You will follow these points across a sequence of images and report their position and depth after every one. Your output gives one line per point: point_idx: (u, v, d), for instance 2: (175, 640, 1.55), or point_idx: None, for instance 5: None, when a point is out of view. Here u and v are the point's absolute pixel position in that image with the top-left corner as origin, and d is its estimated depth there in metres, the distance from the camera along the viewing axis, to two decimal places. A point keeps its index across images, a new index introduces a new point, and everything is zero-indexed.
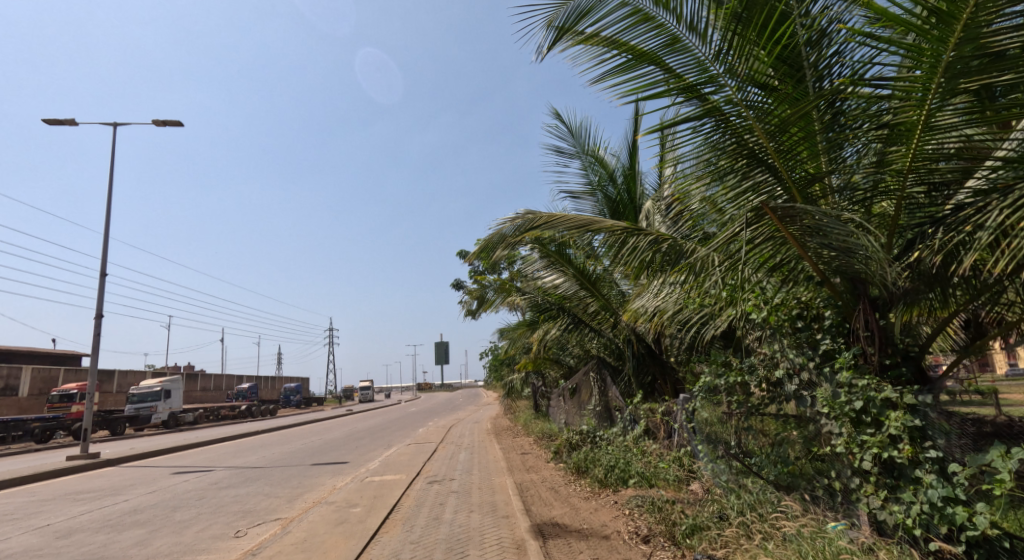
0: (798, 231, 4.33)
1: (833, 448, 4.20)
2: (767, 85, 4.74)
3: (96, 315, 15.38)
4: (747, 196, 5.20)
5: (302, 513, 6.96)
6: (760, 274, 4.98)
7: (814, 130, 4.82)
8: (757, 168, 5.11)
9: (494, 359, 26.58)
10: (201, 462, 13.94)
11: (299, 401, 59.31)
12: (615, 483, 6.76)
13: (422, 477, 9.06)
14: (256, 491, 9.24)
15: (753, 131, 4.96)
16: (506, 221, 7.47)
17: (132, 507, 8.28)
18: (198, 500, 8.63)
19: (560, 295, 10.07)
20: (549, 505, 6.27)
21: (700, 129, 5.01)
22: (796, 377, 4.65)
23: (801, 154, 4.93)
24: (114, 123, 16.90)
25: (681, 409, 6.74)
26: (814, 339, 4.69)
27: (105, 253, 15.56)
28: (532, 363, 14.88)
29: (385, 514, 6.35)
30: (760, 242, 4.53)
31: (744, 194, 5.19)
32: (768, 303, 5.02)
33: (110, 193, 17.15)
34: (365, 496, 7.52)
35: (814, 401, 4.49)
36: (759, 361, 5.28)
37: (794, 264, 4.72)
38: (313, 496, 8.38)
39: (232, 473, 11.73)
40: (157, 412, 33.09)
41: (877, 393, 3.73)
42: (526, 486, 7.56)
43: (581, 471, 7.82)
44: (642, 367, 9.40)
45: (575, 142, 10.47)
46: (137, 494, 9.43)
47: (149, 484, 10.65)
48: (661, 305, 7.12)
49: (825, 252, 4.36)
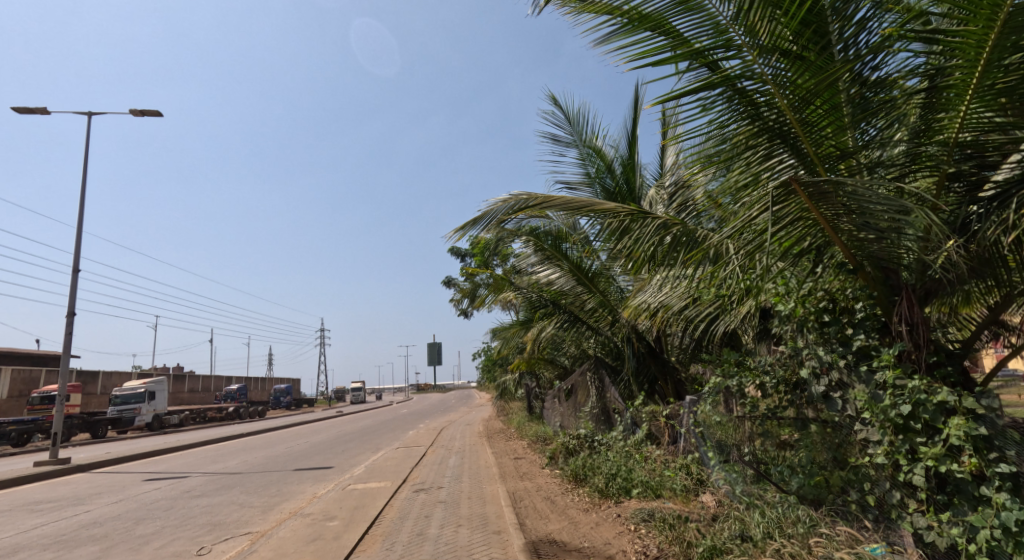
0: (830, 211, 3.77)
1: (869, 458, 3.72)
2: (790, 52, 4.21)
3: (68, 314, 14.66)
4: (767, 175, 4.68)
5: (274, 527, 6.39)
6: (782, 262, 4.43)
7: (841, 103, 4.30)
8: (779, 142, 4.59)
9: (486, 359, 25.96)
10: (177, 468, 13.26)
11: (289, 402, 58.39)
12: (617, 493, 6.20)
13: (408, 485, 8.47)
14: (229, 500, 8.62)
15: (773, 103, 4.43)
16: (497, 201, 6.88)
17: (91, 519, 7.67)
18: (164, 511, 8.01)
19: (555, 291, 9.54)
20: (545, 519, 5.72)
21: (713, 101, 4.49)
22: (824, 377, 4.11)
23: (827, 128, 4.40)
24: (88, 112, 16.20)
25: (688, 412, 6.20)
26: (842, 333, 4.09)
27: (78, 248, 14.85)
28: (526, 363, 14.33)
29: (364, 529, 5.79)
30: (785, 223, 3.95)
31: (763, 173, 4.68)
32: (791, 294, 4.46)
33: (84, 185, 16.43)
34: (344, 507, 6.95)
35: (847, 405, 3.97)
36: (776, 359, 4.79)
37: (823, 250, 4.19)
38: (289, 507, 7.80)
39: (207, 480, 11.07)
40: (142, 414, 32.24)
41: (929, 397, 3.20)
42: (519, 496, 7.01)
43: (579, 479, 7.26)
44: (642, 368, 8.76)
45: (573, 130, 9.96)
46: (101, 505, 8.79)
47: (117, 492, 10.00)
48: (665, 300, 6.60)
49: (860, 234, 3.83)
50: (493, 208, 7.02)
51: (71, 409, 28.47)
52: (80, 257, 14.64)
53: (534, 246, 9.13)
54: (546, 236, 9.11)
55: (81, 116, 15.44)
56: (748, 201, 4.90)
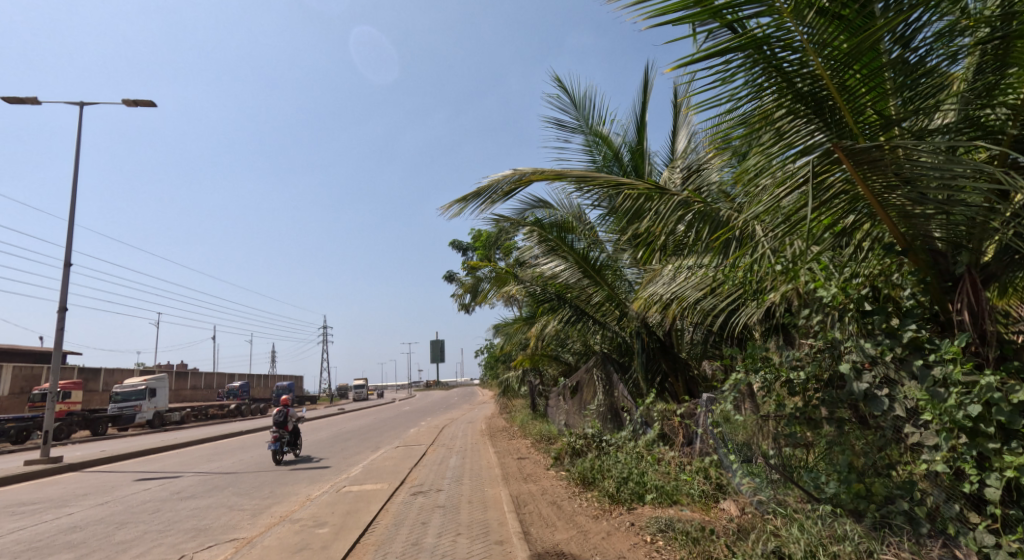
0: (879, 183, 3.28)
1: (924, 466, 3.29)
2: (827, 10, 3.65)
3: (60, 308, 14.26)
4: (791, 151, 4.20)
5: (262, 533, 5.98)
6: (821, 244, 3.93)
7: (883, 66, 3.82)
8: (806, 113, 4.09)
9: (487, 356, 25.53)
10: (170, 467, 12.85)
11: (292, 400, 58.10)
12: (628, 499, 5.73)
13: (406, 487, 8.06)
14: (218, 503, 8.21)
15: (806, 68, 3.90)
16: (503, 174, 6.59)
17: (72, 524, 7.26)
18: (149, 514, 7.62)
19: (560, 285, 9.01)
20: (551, 527, 5.29)
21: (734, 67, 3.98)
22: (867, 373, 3.64)
23: (866, 96, 3.91)
24: (79, 102, 15.75)
25: (704, 411, 5.75)
26: (889, 323, 3.62)
27: (70, 241, 14.38)
28: (529, 359, 13.93)
29: (356, 537, 5.36)
30: (824, 201, 3.47)
31: (787, 150, 4.20)
32: (830, 279, 3.98)
33: (75, 178, 15.94)
34: (336, 511, 6.54)
35: (896, 404, 3.51)
36: (807, 354, 4.33)
37: (867, 228, 3.69)
38: (280, 510, 7.41)
39: (199, 480, 10.65)
40: (142, 411, 31.91)
41: (1005, 396, 2.77)
42: (523, 500, 6.58)
43: (587, 482, 6.82)
44: (651, 364, 8.30)
45: (579, 116, 9.44)
46: (84, 508, 8.37)
47: (103, 493, 9.60)
48: (679, 291, 6.13)
49: (915, 209, 3.34)
50: (499, 180, 6.72)
51: (70, 406, 28.13)
52: (72, 250, 14.21)
53: (538, 237, 8.74)
54: (551, 227, 8.77)
55: (74, 106, 15.03)
56: (769, 180, 4.46)
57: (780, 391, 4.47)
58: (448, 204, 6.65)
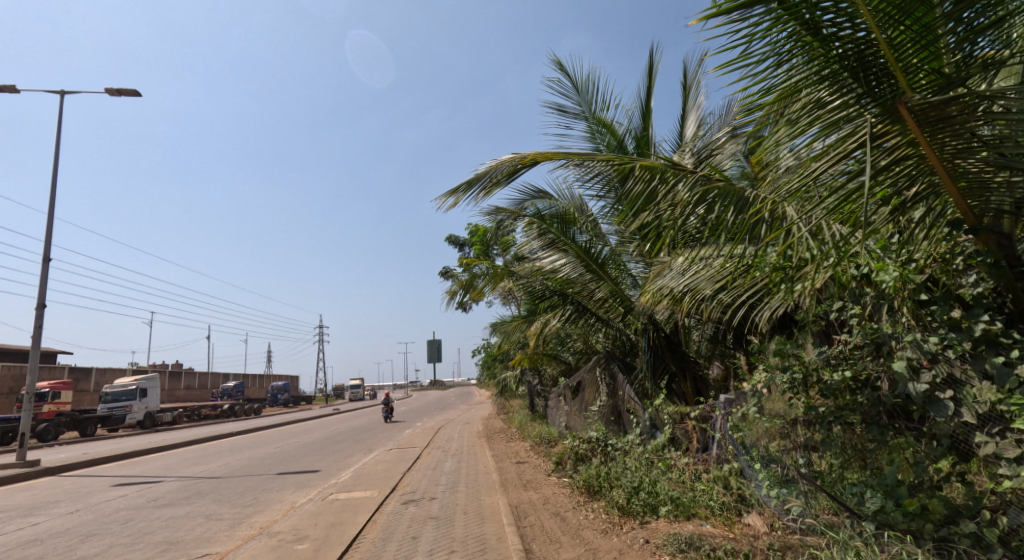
0: (951, 147, 2.78)
1: (1000, 481, 2.79)
2: None
3: (39, 305, 13.68)
4: (823, 122, 3.67)
5: (235, 549, 5.46)
6: (875, 221, 3.44)
7: (940, 14, 3.26)
8: (842, 76, 3.54)
9: (485, 355, 24.96)
10: (152, 472, 12.27)
11: (287, 400, 57.47)
12: (641, 512, 5.18)
13: (397, 495, 7.53)
14: (196, 512, 7.69)
15: (852, 19, 3.33)
16: (503, 156, 6.06)
17: (33, 536, 6.72)
18: (119, 525, 7.08)
19: (561, 280, 8.48)
20: (556, 543, 4.77)
21: (757, 26, 3.45)
22: (926, 373, 3.14)
23: (919, 53, 3.33)
24: (60, 92, 15.12)
25: (723, 414, 5.25)
26: (951, 315, 3.11)
27: (49, 235, 13.81)
28: (529, 358, 13.42)
29: (338, 555, 4.84)
30: (879, 170, 2.98)
31: (819, 121, 3.68)
32: (882, 263, 3.46)
33: (55, 171, 15.38)
34: (318, 524, 6.00)
35: (962, 408, 3.00)
36: (848, 351, 3.82)
37: (930, 202, 3.18)
38: (260, 520, 6.86)
39: (180, 486, 10.09)
40: (133, 412, 31.27)
41: None
42: (523, 510, 6.07)
43: (593, 491, 6.31)
44: (658, 364, 7.76)
45: (581, 100, 8.88)
46: (51, 517, 7.82)
47: (77, 500, 9.04)
48: (693, 283, 5.63)
49: (993, 176, 2.84)
50: (498, 163, 6.19)
51: (60, 407, 27.41)
52: (51, 245, 13.63)
53: (538, 229, 8.24)
54: (552, 219, 8.27)
55: (55, 94, 14.45)
56: (797, 156, 3.94)
57: (808, 392, 4.01)
58: (442, 195, 6.17)
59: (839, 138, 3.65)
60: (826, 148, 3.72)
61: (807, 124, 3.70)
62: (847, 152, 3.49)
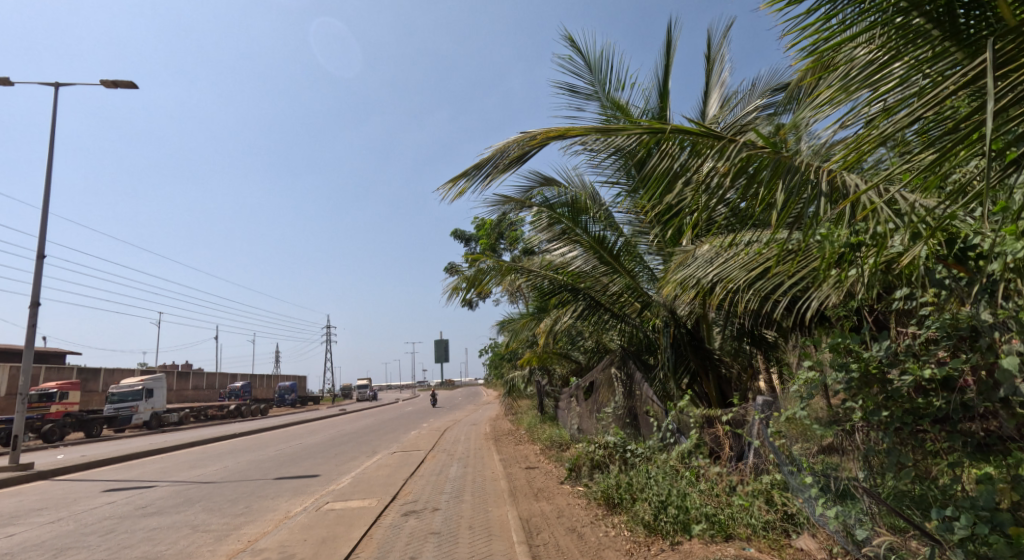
0: None
1: None
2: None
3: (32, 303, 13.24)
4: (883, 79, 3.02)
5: None
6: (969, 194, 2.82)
7: None
8: (912, 19, 2.87)
9: (493, 354, 24.47)
10: (147, 475, 11.78)
11: (295, 401, 57.15)
12: (671, 531, 4.57)
13: (398, 505, 6.96)
14: (183, 522, 7.16)
15: None
16: (510, 138, 5.42)
17: (4, 549, 6.21)
18: (98, 537, 6.55)
19: (572, 274, 7.85)
20: None
21: None
22: None
23: None
24: (55, 83, 14.59)
25: (761, 418, 4.64)
26: None
27: (43, 231, 13.37)
28: (539, 357, 12.83)
29: None
30: None
31: (879, 77, 3.03)
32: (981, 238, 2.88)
33: (49, 166, 14.90)
34: (308, 540, 5.43)
35: None
36: (922, 345, 3.21)
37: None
38: (249, 533, 6.32)
39: (171, 492, 9.58)
40: (138, 413, 30.93)
41: None
42: (535, 525, 5.49)
43: (612, 503, 5.73)
44: (678, 362, 7.11)
45: (594, 80, 8.28)
46: (29, 526, 7.32)
47: (61, 507, 8.55)
48: (725, 272, 5.02)
49: None
50: (506, 144, 5.57)
51: (66, 407, 27.15)
52: (45, 241, 13.21)
53: (547, 219, 7.68)
54: (562, 208, 7.64)
55: (48, 86, 13.99)
56: (846, 123, 3.32)
57: (868, 394, 3.30)
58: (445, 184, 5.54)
59: (902, 99, 3.01)
60: (888, 111, 3.07)
61: (864, 82, 3.05)
62: (916, 113, 2.86)
